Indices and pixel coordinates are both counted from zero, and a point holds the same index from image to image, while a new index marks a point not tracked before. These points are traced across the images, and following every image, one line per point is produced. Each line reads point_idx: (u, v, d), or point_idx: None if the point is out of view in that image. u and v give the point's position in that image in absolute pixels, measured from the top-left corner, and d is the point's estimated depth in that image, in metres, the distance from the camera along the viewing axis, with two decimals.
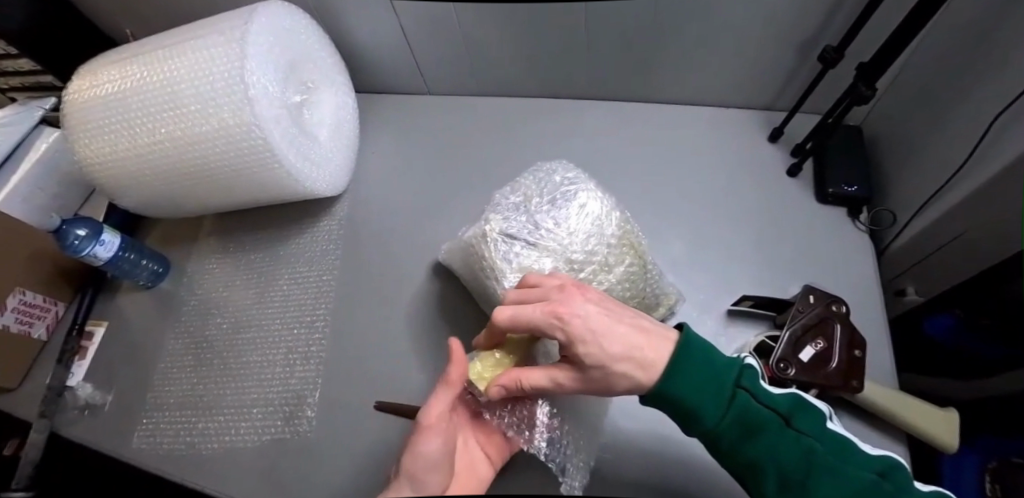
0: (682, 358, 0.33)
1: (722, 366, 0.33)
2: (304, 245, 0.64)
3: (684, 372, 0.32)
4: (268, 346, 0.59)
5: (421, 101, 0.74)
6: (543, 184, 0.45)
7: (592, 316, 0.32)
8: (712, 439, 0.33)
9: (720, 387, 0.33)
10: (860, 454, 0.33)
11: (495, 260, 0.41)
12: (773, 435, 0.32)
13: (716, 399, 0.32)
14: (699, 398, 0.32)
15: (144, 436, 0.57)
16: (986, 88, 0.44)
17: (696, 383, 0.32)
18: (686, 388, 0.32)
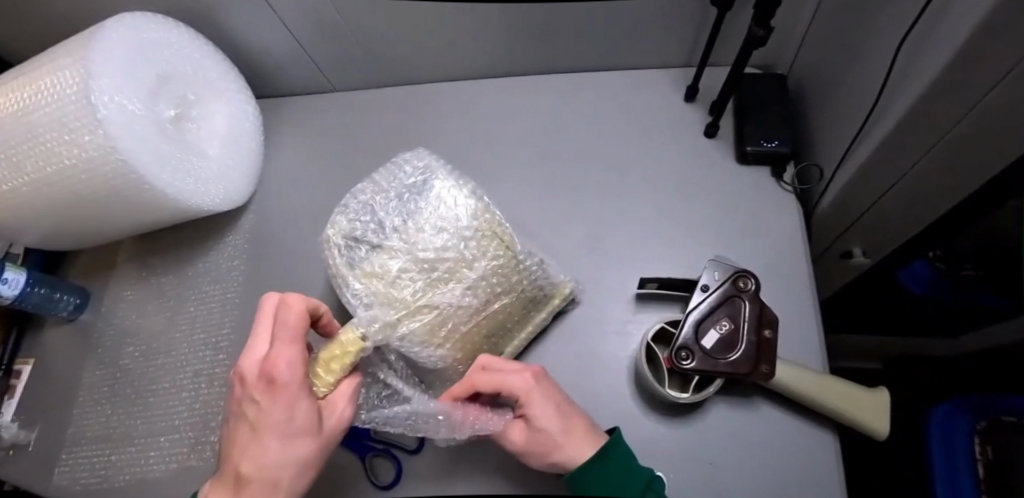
0: (606, 465, 0.35)
1: (639, 474, 0.35)
2: (211, 263, 0.62)
3: (604, 473, 0.35)
4: (177, 370, 0.57)
5: (329, 99, 0.70)
6: (394, 178, 0.41)
7: (550, 433, 0.35)
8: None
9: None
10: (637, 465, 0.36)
11: (337, 267, 0.38)
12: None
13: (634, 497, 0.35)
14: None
15: (63, 472, 0.56)
16: (895, 11, 0.38)
17: (613, 485, 0.35)
18: (601, 487, 0.35)
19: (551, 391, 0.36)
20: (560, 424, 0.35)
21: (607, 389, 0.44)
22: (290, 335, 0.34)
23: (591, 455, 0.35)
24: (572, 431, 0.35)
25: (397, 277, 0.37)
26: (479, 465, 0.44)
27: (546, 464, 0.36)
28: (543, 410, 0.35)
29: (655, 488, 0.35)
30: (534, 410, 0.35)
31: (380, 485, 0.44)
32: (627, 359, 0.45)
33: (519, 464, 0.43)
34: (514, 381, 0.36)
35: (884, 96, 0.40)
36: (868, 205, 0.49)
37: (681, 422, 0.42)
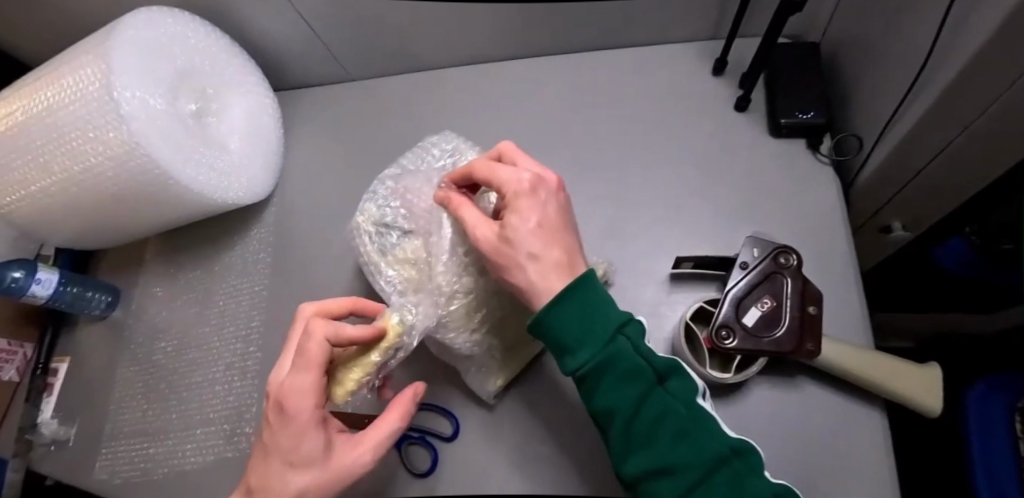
0: (575, 294, 0.32)
1: (610, 314, 0.33)
2: (238, 257, 0.63)
3: (570, 305, 0.32)
4: (209, 364, 0.58)
5: (346, 89, 0.69)
6: (423, 162, 0.40)
7: (524, 238, 0.34)
8: (579, 375, 0.33)
9: (596, 335, 0.32)
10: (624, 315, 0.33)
11: (370, 253, 0.38)
12: (630, 366, 0.32)
13: (597, 337, 0.32)
14: (575, 336, 0.32)
15: (104, 466, 0.57)
16: None
17: (579, 321, 0.32)
18: (568, 319, 0.32)
19: (545, 201, 0.35)
20: (537, 236, 0.34)
21: None
22: (305, 364, 0.33)
23: (564, 283, 0.33)
24: (545, 250, 0.34)
25: (430, 261, 0.37)
26: (516, 450, 0.43)
27: (510, 271, 0.34)
28: (527, 212, 0.34)
29: (625, 332, 0.33)
30: (518, 206, 0.35)
31: (416, 473, 0.44)
32: (664, 340, 0.44)
33: (558, 447, 0.43)
34: (508, 176, 0.35)
35: (928, 61, 0.38)
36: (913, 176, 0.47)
37: (721, 402, 0.41)
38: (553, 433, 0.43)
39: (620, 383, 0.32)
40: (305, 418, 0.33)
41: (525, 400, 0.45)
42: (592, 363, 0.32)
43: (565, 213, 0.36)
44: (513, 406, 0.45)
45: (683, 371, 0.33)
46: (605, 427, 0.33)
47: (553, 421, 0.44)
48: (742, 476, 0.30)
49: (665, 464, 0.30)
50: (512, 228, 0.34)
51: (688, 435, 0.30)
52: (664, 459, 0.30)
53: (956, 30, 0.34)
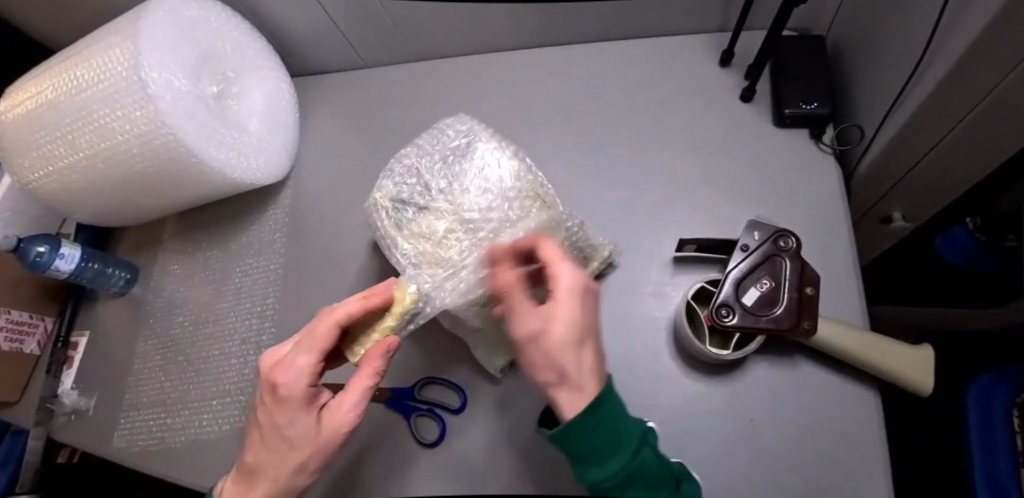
0: (604, 411, 0.29)
1: (638, 426, 0.31)
2: (254, 236, 0.65)
3: (601, 425, 0.29)
4: (225, 339, 0.60)
5: (360, 76, 0.71)
6: (438, 142, 0.42)
7: (570, 344, 0.30)
8: (602, 490, 0.30)
9: (628, 448, 0.30)
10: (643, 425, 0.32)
11: (387, 228, 0.40)
12: (653, 477, 0.31)
13: (627, 457, 0.30)
14: (605, 452, 0.30)
15: (122, 435, 0.60)
16: None
17: (613, 439, 0.30)
18: (597, 438, 0.29)
19: (593, 308, 0.33)
20: (581, 345, 0.31)
21: (646, 347, 0.45)
22: (309, 345, 0.33)
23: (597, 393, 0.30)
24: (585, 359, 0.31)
25: (445, 237, 0.38)
26: (522, 421, 0.45)
27: (543, 376, 0.30)
28: (576, 317, 0.31)
29: (647, 441, 0.32)
30: (572, 309, 0.31)
31: (425, 443, 0.46)
32: (666, 319, 0.46)
33: None
34: (568, 276, 0.32)
35: (925, 54, 0.40)
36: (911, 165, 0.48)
37: (719, 380, 0.43)
38: None
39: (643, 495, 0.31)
40: (299, 395, 0.33)
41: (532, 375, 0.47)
42: (621, 478, 0.30)
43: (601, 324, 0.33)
44: (520, 380, 0.46)
45: (687, 473, 0.36)
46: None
47: None
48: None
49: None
50: (558, 327, 0.30)
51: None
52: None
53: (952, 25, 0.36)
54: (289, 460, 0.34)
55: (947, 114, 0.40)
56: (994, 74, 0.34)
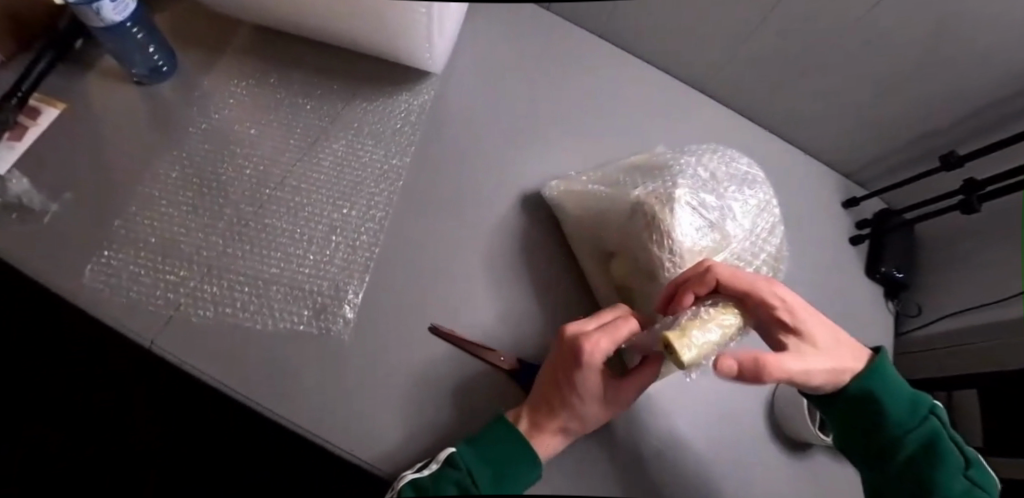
0: (885, 372, 0.37)
1: (919, 396, 0.38)
2: (374, 114, 0.53)
3: (885, 380, 0.37)
4: (303, 216, 0.47)
5: (540, 13, 0.64)
6: (727, 167, 0.42)
7: (823, 345, 0.35)
8: (886, 444, 0.37)
9: (910, 410, 0.37)
10: (926, 400, 0.38)
11: (676, 229, 0.37)
12: (945, 451, 0.36)
13: (908, 415, 0.37)
14: (890, 409, 0.37)
15: (100, 272, 0.42)
16: None
17: (897, 395, 0.37)
18: (884, 392, 0.37)
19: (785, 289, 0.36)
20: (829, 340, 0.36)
21: (746, 409, 0.51)
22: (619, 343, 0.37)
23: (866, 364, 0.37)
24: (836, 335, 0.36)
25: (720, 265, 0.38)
26: (637, 438, 0.46)
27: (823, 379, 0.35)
28: (809, 319, 0.36)
29: (931, 414, 0.38)
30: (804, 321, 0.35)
31: None
32: (766, 392, 0.53)
33: (670, 449, 0.47)
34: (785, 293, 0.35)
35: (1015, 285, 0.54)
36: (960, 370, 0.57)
37: (792, 457, 0.51)
38: (671, 439, 0.48)
39: (936, 464, 0.36)
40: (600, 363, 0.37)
41: (653, 400, 0.49)
42: (904, 436, 0.36)
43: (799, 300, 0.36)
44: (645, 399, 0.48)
45: (977, 463, 0.37)
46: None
47: (670, 425, 0.48)
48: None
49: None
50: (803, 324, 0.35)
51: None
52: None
53: None
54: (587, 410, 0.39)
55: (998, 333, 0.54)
56: None
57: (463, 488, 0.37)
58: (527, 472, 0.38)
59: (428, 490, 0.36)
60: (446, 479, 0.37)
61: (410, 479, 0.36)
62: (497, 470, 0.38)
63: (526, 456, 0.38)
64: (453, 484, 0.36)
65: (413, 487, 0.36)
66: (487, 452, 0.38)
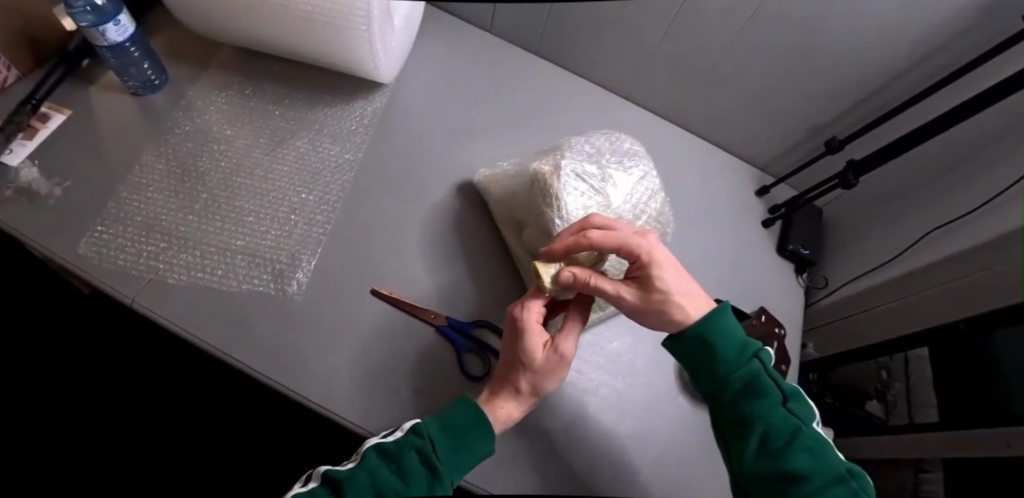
0: (719, 319, 0.42)
1: (746, 341, 0.43)
2: (333, 116, 0.62)
3: (716, 326, 0.42)
4: (268, 200, 0.56)
5: (481, 33, 0.75)
6: (613, 146, 0.51)
7: (675, 294, 0.42)
8: (718, 385, 0.42)
9: (738, 354, 0.42)
10: (755, 345, 0.43)
11: (561, 191, 0.45)
12: (767, 389, 0.41)
13: (734, 358, 0.42)
14: (718, 351, 0.42)
15: (94, 244, 0.50)
16: (950, 197, 0.60)
17: (724, 339, 0.42)
18: (712, 337, 0.42)
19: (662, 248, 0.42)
20: (680, 292, 0.42)
21: (658, 364, 0.58)
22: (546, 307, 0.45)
23: (708, 312, 0.42)
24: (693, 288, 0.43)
25: None
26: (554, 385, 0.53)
27: (662, 322, 0.42)
28: (666, 274, 0.41)
29: (757, 357, 0.43)
30: (658, 274, 0.41)
31: (471, 376, 0.51)
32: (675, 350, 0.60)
33: (583, 396, 0.54)
34: (648, 248, 0.41)
35: (914, 246, 0.62)
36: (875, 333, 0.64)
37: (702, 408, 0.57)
38: (584, 388, 0.54)
39: (755, 399, 0.40)
40: (534, 321, 0.45)
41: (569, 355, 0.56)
42: (733, 376, 0.41)
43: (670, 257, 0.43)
44: None
45: (795, 395, 0.42)
46: (736, 438, 0.41)
47: (585, 376, 0.55)
48: (858, 491, 0.38)
49: (798, 471, 0.38)
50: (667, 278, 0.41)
51: (812, 449, 0.39)
52: (795, 467, 0.38)
53: (939, 238, 0.59)
54: (530, 368, 0.43)
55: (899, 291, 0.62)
56: (948, 277, 0.55)
57: (423, 454, 0.41)
58: (486, 438, 0.43)
59: (390, 453, 0.41)
60: (407, 445, 0.41)
61: (375, 443, 0.41)
62: (458, 438, 0.42)
63: (486, 424, 0.43)
64: (415, 450, 0.41)
65: (377, 450, 0.41)
66: (449, 423, 0.43)
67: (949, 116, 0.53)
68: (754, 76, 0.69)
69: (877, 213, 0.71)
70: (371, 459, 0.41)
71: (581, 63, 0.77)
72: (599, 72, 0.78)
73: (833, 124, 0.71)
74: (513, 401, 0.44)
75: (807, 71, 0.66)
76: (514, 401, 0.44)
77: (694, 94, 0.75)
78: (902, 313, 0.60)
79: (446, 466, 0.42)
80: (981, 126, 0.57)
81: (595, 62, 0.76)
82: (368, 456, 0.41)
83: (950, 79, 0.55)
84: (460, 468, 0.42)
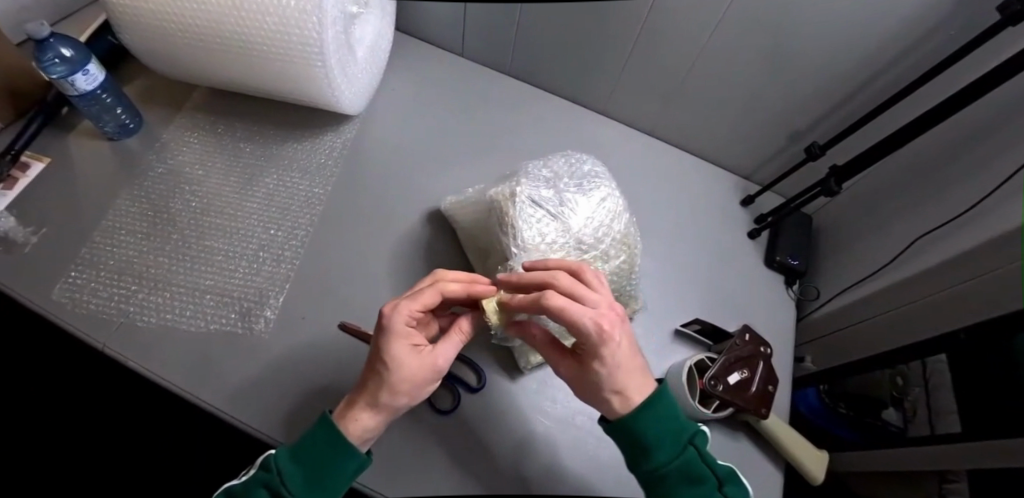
0: (653, 407, 0.38)
1: (684, 423, 0.39)
2: (303, 151, 0.63)
3: (649, 416, 0.38)
4: (237, 238, 0.56)
5: (451, 57, 0.75)
6: (573, 169, 0.50)
7: (611, 374, 0.37)
8: (650, 476, 0.38)
9: (673, 443, 0.38)
10: (692, 429, 0.39)
11: (515, 219, 0.44)
12: (701, 480, 0.38)
13: (668, 448, 0.38)
14: (650, 443, 0.38)
15: (67, 290, 0.51)
16: (939, 198, 0.57)
17: (657, 429, 0.38)
18: (644, 428, 0.38)
19: (612, 323, 0.37)
20: (623, 368, 0.37)
21: None
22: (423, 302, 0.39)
23: (643, 399, 0.38)
24: (634, 374, 0.38)
25: (560, 249, 0.45)
26: (528, 416, 0.52)
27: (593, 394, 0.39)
28: (611, 352, 0.36)
29: (694, 441, 0.39)
30: (601, 351, 0.36)
31: (440, 410, 0.50)
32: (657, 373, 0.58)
33: (559, 426, 0.52)
34: (591, 325, 0.36)
35: (906, 253, 0.59)
36: (871, 345, 0.61)
37: None
38: (561, 417, 0.52)
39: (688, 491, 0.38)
40: (405, 325, 0.37)
41: (544, 384, 0.54)
42: (667, 467, 0.38)
43: (620, 337, 0.37)
44: (536, 382, 0.54)
45: (732, 476, 0.40)
46: None
47: (560, 406, 0.53)
48: None
49: None
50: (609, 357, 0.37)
51: None
52: None
53: (929, 244, 0.56)
54: (398, 377, 0.36)
55: (892, 300, 0.59)
56: (935, 284, 0.52)
57: (271, 491, 0.35)
58: (343, 455, 0.36)
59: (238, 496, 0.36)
60: (254, 484, 0.36)
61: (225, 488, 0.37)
62: (308, 467, 0.35)
63: (341, 441, 0.36)
64: (260, 487, 0.35)
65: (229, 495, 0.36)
66: (298, 451, 0.36)
67: (925, 116, 0.51)
68: (730, 83, 0.67)
69: (869, 217, 0.67)
70: None
71: (554, 79, 0.77)
72: (574, 88, 0.77)
73: (816, 129, 0.69)
74: (372, 413, 0.36)
75: (780, 77, 0.64)
76: (371, 411, 0.36)
77: (669, 105, 0.74)
78: (898, 320, 0.57)
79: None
80: (969, 121, 0.54)
81: (567, 78, 0.76)
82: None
83: (924, 77, 0.53)
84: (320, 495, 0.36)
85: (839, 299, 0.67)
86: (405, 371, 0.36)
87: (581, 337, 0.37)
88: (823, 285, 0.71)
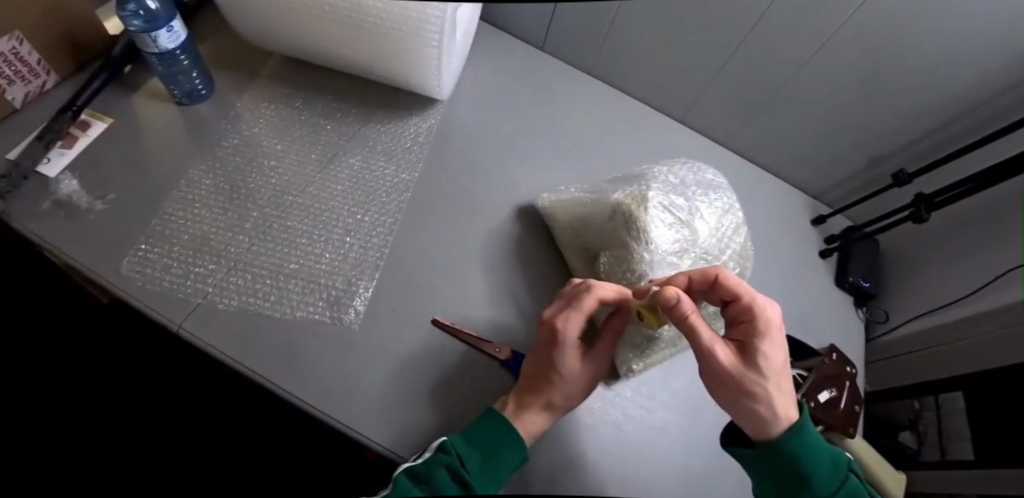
0: (808, 433, 0.36)
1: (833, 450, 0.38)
2: (387, 133, 0.60)
3: (808, 443, 0.36)
4: (321, 221, 0.53)
5: (532, 50, 0.73)
6: (694, 177, 0.49)
7: (773, 368, 0.35)
8: None
9: (831, 470, 0.37)
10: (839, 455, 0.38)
11: (648, 224, 0.43)
12: None
13: (830, 476, 0.36)
14: (814, 472, 0.36)
15: (135, 264, 0.46)
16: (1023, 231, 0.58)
17: (817, 456, 0.36)
18: (807, 456, 0.36)
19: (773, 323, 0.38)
20: (782, 365, 0.36)
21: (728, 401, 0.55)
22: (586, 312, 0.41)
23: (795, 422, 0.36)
24: (786, 384, 0.36)
25: (689, 257, 0.44)
26: (626, 425, 0.50)
27: (746, 394, 0.35)
28: (777, 345, 0.36)
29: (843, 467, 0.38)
30: (771, 338, 0.36)
31: None
32: None
33: (655, 437, 0.50)
34: (764, 307, 0.37)
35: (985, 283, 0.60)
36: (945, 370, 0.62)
37: None
38: (656, 427, 0.51)
39: None
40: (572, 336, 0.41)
41: (638, 394, 0.52)
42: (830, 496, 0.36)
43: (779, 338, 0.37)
44: (632, 391, 0.52)
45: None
46: None
47: (654, 416, 0.51)
48: None
49: None
50: (775, 348, 0.36)
51: None
52: None
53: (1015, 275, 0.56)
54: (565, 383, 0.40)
55: (969, 329, 0.60)
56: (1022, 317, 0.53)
57: (454, 470, 0.37)
58: (512, 450, 0.39)
59: (419, 473, 0.37)
60: (435, 463, 0.37)
61: (404, 467, 0.38)
62: (487, 451, 0.38)
63: (512, 433, 0.39)
64: (443, 466, 0.37)
65: (408, 473, 0.37)
66: (475, 438, 0.39)
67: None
68: (813, 104, 0.68)
69: (938, 245, 0.69)
70: (402, 482, 0.36)
71: (631, 83, 0.76)
72: (650, 93, 0.76)
73: (892, 155, 0.70)
74: (540, 416, 0.40)
75: (867, 101, 0.65)
76: (540, 414, 0.40)
77: (746, 118, 0.74)
78: (976, 349, 0.58)
79: (478, 480, 0.37)
80: None
81: (645, 84, 0.75)
82: (399, 481, 0.36)
83: None
84: (496, 481, 0.38)
85: (911, 325, 0.68)
86: (572, 381, 0.41)
87: (749, 321, 0.37)
88: (892, 310, 0.72)
